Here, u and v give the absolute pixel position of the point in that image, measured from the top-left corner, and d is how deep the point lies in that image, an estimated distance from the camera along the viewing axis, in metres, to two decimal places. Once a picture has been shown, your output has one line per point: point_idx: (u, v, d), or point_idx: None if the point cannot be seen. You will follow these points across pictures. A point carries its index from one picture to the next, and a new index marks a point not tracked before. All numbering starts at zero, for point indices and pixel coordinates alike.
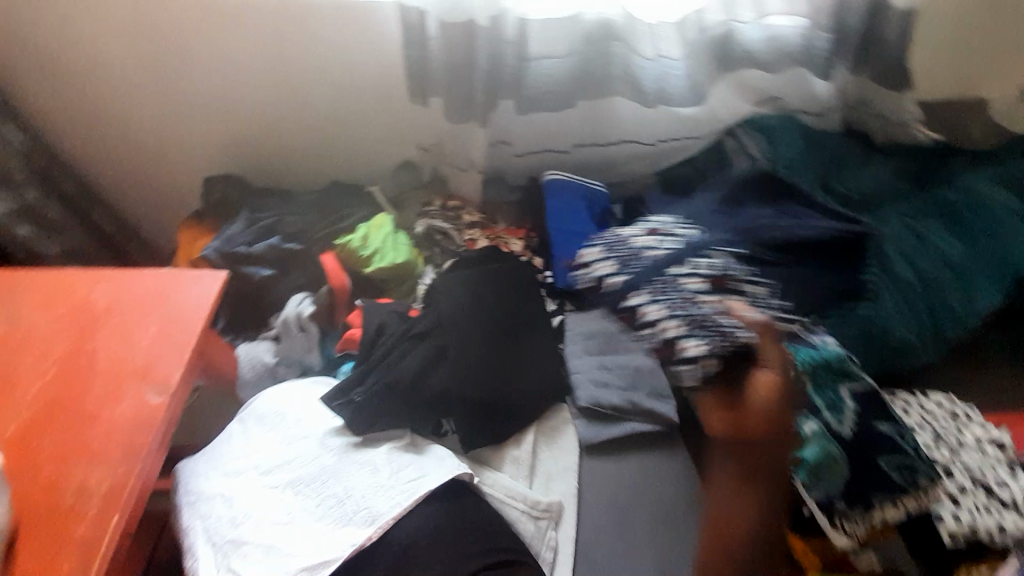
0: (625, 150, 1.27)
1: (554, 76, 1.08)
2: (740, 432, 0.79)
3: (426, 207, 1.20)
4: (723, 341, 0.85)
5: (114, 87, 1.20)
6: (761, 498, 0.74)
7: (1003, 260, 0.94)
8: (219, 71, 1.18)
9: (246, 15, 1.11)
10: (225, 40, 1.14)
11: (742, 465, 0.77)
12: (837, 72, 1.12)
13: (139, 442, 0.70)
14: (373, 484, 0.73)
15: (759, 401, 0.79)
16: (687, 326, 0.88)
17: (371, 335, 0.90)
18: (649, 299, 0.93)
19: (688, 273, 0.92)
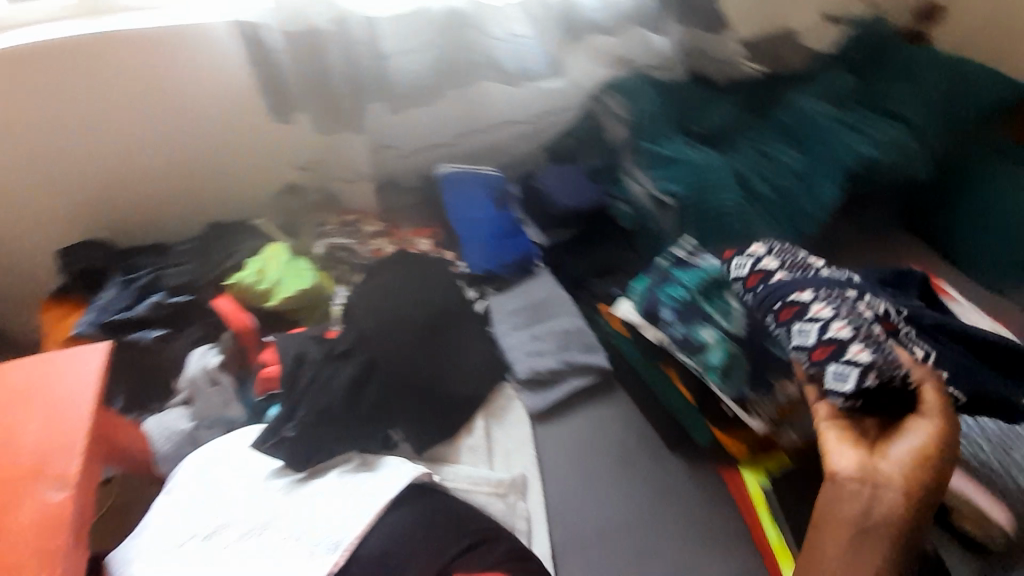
0: (507, 131, 1.32)
1: (418, 73, 1.08)
2: (874, 479, 0.62)
3: (322, 227, 1.17)
4: (894, 368, 0.63)
5: None
6: (881, 569, 0.60)
7: (835, 159, 1.14)
8: (39, 128, 1.02)
9: (48, 57, 0.97)
10: (29, 90, 0.98)
11: (865, 523, 0.61)
12: (670, 26, 1.25)
13: (52, 547, 0.61)
14: (331, 511, 0.70)
15: (916, 450, 0.61)
16: (859, 333, 0.64)
17: (291, 367, 0.85)
18: (822, 299, 0.68)
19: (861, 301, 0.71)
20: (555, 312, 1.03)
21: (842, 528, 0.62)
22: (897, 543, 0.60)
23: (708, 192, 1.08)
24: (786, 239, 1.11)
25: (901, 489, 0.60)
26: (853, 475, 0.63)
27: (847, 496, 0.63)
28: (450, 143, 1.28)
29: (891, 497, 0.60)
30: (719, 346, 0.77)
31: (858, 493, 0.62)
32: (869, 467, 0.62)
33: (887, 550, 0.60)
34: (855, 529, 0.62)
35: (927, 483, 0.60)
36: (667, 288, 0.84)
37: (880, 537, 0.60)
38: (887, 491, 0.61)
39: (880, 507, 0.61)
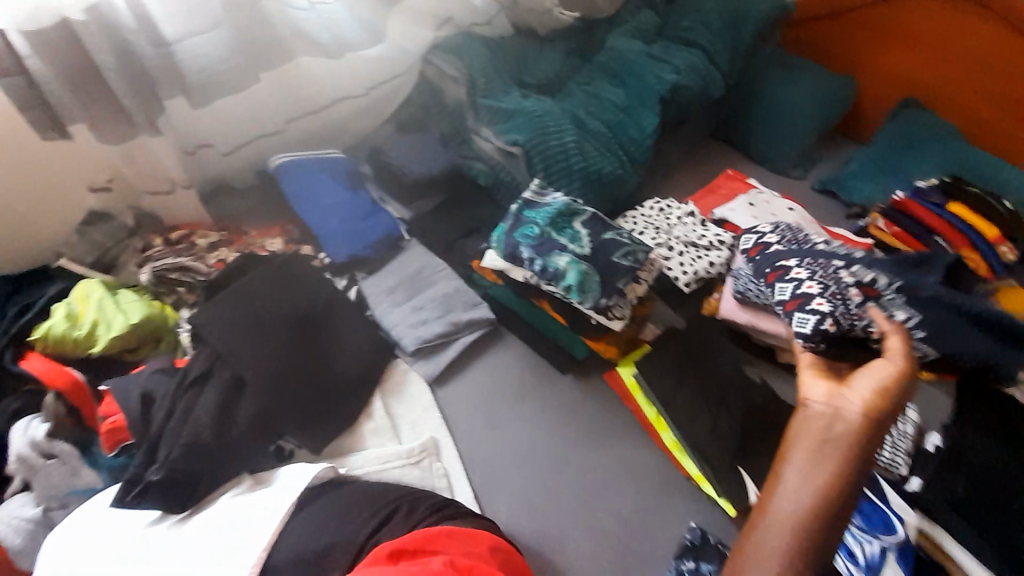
0: (342, 109, 1.21)
1: (214, 54, 0.96)
2: (842, 401, 0.69)
3: (146, 251, 1.01)
4: (851, 318, 0.80)
5: None
6: (833, 479, 0.63)
7: (649, 88, 1.27)
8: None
9: None
10: None
11: (830, 438, 0.66)
12: None
13: None
14: (228, 535, 0.66)
15: (877, 385, 0.70)
16: (826, 292, 0.83)
17: (139, 411, 0.76)
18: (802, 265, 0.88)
19: (846, 268, 0.85)
20: (432, 279, 1.04)
21: (809, 444, 0.67)
22: (856, 458, 0.64)
23: (548, 135, 1.14)
24: (623, 167, 1.21)
25: (862, 410, 0.67)
26: (823, 400, 0.70)
27: (816, 418, 0.69)
28: (281, 130, 1.16)
29: (851, 415, 0.67)
30: (572, 268, 0.85)
31: (826, 413, 0.69)
32: (840, 395, 0.70)
33: (845, 466, 0.64)
34: (819, 444, 0.66)
35: (883, 410, 0.67)
36: (522, 229, 0.90)
37: (836, 447, 0.65)
38: (846, 411, 0.68)
39: (841, 425, 0.67)
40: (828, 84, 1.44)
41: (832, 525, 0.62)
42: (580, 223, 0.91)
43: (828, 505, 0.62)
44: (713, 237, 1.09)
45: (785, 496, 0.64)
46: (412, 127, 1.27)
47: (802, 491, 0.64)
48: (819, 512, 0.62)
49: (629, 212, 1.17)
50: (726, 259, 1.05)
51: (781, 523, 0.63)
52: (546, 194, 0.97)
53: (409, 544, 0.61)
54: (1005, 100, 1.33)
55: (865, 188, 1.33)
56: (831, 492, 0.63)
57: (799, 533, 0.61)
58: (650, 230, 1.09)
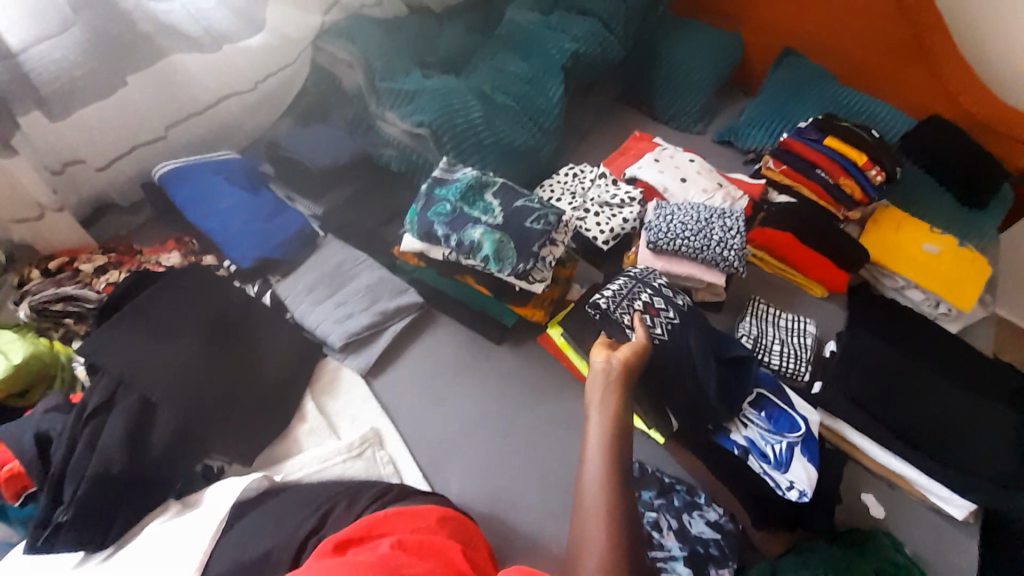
0: (231, 105, 1.12)
1: (69, 57, 0.87)
2: (612, 361, 0.80)
3: (23, 285, 0.91)
4: (620, 311, 0.91)
5: None
6: (612, 420, 0.75)
7: (550, 58, 1.28)
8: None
9: None
10: None
11: (607, 391, 0.78)
12: None
13: None
14: (157, 560, 0.63)
15: (633, 347, 0.83)
16: (619, 292, 0.93)
17: (36, 455, 0.70)
18: (625, 275, 0.97)
19: (650, 291, 0.94)
20: (353, 272, 1.02)
21: (595, 398, 0.78)
22: (623, 401, 0.77)
23: (454, 112, 1.11)
24: (534, 137, 1.22)
25: (625, 362, 0.81)
26: (602, 358, 0.81)
27: (599, 382, 0.79)
28: (164, 136, 1.05)
29: (619, 367, 0.80)
30: (487, 239, 0.87)
31: (603, 369, 0.80)
32: (610, 356, 0.81)
33: (622, 406, 0.77)
34: (603, 398, 0.77)
35: (638, 360, 0.82)
36: (434, 207, 0.90)
37: (611, 394, 0.78)
38: (617, 365, 0.80)
39: (609, 383, 0.79)
40: (716, 39, 1.52)
41: (621, 458, 0.73)
42: (491, 194, 0.92)
43: (616, 450, 0.73)
44: (624, 194, 1.13)
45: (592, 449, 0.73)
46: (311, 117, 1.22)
47: (601, 441, 0.73)
48: (613, 461, 0.72)
49: (546, 180, 1.20)
50: (639, 214, 1.11)
51: (590, 484, 0.70)
52: (455, 170, 0.97)
53: (355, 531, 0.61)
54: (873, 35, 1.42)
55: (757, 134, 1.43)
56: (617, 445, 0.74)
57: (603, 486, 0.70)
58: (566, 196, 1.13)
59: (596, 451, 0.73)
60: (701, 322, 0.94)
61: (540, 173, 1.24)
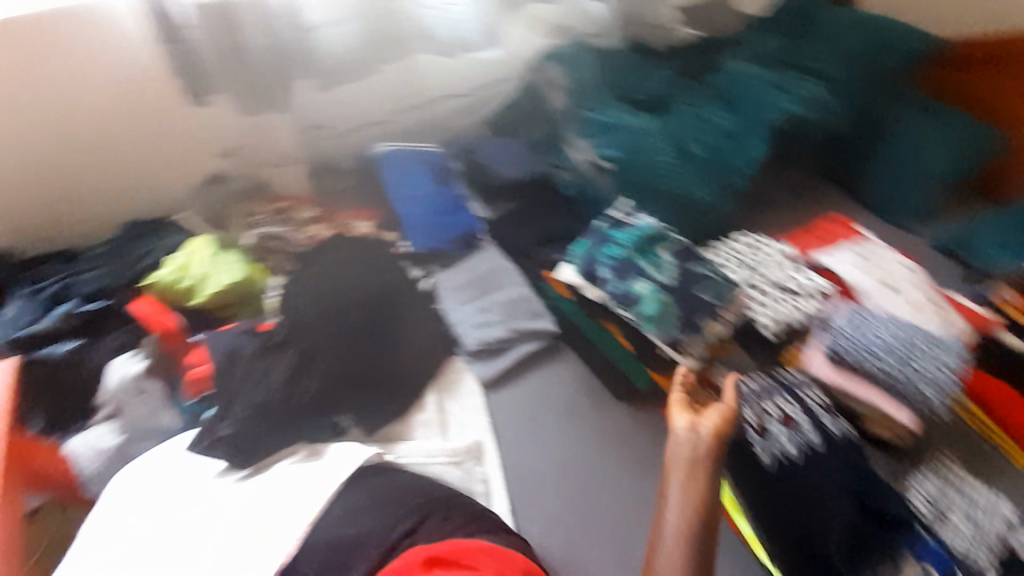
0: (447, 105, 1.26)
1: (346, 45, 1.02)
2: (698, 431, 0.75)
3: (251, 216, 1.11)
4: (747, 408, 0.89)
5: None
6: (696, 500, 0.71)
7: (769, 112, 1.07)
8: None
9: None
10: None
11: (694, 466, 0.73)
12: None
13: None
14: (281, 497, 0.70)
15: (720, 413, 0.76)
16: (753, 392, 0.89)
17: (223, 362, 0.85)
18: (768, 375, 0.91)
19: (791, 403, 0.87)
20: (501, 283, 1.06)
21: (681, 471, 0.74)
22: (712, 477, 0.73)
23: (646, 153, 1.06)
24: (721, 195, 1.06)
25: (712, 436, 0.74)
26: (684, 427, 0.76)
27: (684, 453, 0.74)
28: (386, 120, 1.23)
29: (705, 441, 0.74)
30: (652, 297, 0.83)
31: (688, 441, 0.75)
32: (695, 423, 0.75)
33: (710, 484, 0.72)
34: (686, 475, 0.73)
35: (728, 432, 0.75)
36: (602, 247, 0.90)
37: (697, 472, 0.73)
38: (702, 438, 0.75)
39: (694, 460, 0.74)
40: None
41: (705, 538, 0.69)
42: (666, 250, 0.88)
43: (700, 533, 0.69)
44: (808, 283, 0.92)
45: (673, 525, 0.70)
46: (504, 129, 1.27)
47: (682, 521, 0.70)
48: (694, 544, 0.68)
49: (715, 242, 1.03)
50: (822, 310, 0.89)
51: (666, 562, 0.68)
52: (636, 216, 0.94)
53: (445, 553, 0.60)
54: None
55: None
56: (701, 526, 0.69)
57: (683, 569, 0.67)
58: (733, 266, 0.97)
59: (675, 534, 0.69)
60: (851, 460, 0.81)
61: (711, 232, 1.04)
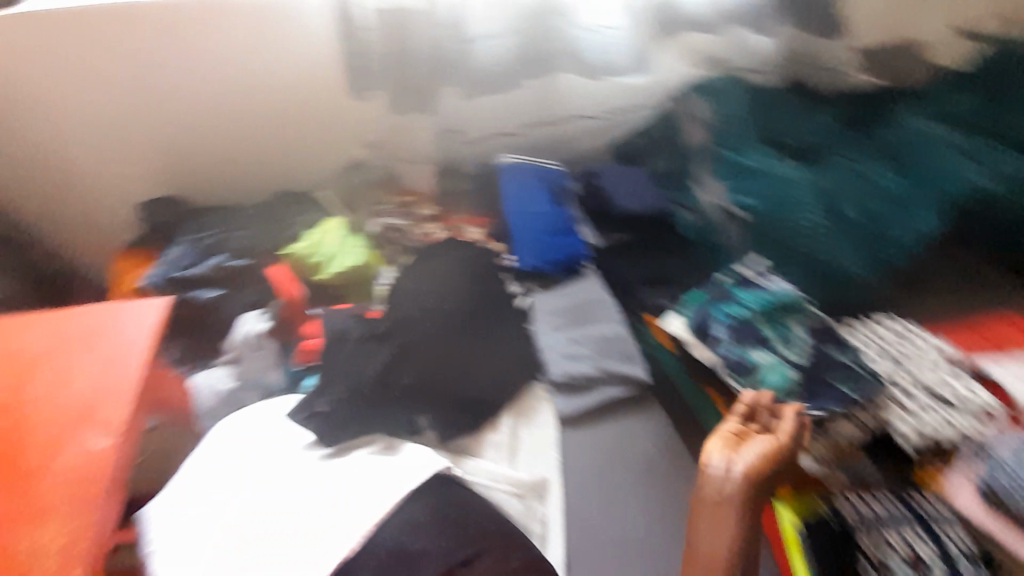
0: (580, 126, 1.24)
1: (497, 57, 1.11)
2: (731, 470, 0.77)
3: (378, 206, 1.20)
4: (862, 535, 0.76)
5: (20, 105, 1.05)
6: (728, 537, 0.74)
7: (946, 182, 0.88)
8: (131, 74, 1.07)
9: (173, 32, 1.04)
10: (162, 54, 1.06)
11: (728, 502, 0.76)
12: (779, 29, 1.09)
13: (92, 491, 0.68)
14: (355, 488, 0.74)
15: (761, 453, 0.77)
16: (873, 516, 0.76)
17: (333, 340, 0.92)
18: (900, 501, 0.76)
19: (923, 543, 0.73)
20: (597, 316, 1.03)
21: (710, 505, 0.77)
22: (746, 513, 0.75)
23: (785, 207, 0.94)
24: (873, 270, 0.87)
25: (748, 476, 0.76)
26: (718, 464, 0.78)
27: (718, 490, 0.77)
28: (519, 133, 1.22)
29: (740, 480, 0.76)
30: (777, 373, 0.82)
31: (721, 478, 0.77)
32: (732, 461, 0.78)
33: (742, 520, 0.75)
34: (720, 511, 0.76)
35: (767, 474, 0.76)
36: (725, 304, 0.89)
37: (729, 510, 0.75)
38: (738, 477, 0.76)
39: (723, 499, 0.76)
40: None
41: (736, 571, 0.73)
42: (801, 325, 0.85)
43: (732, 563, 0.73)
44: (968, 396, 0.72)
45: (703, 558, 0.74)
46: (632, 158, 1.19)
47: (714, 555, 0.74)
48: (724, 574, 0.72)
49: (849, 319, 0.84)
50: (981, 434, 0.70)
51: None
52: (768, 277, 0.90)
53: None
54: None
55: None
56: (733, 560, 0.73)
57: None
58: (868, 354, 0.79)
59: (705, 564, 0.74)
60: None
61: (843, 304, 0.86)
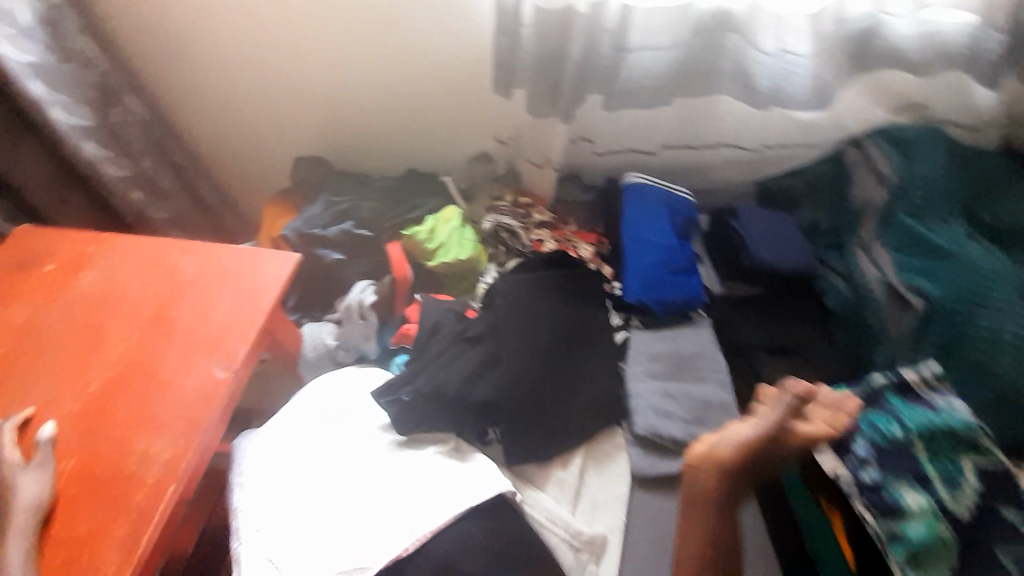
0: (724, 153, 1.19)
1: (652, 70, 0.99)
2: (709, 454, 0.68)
3: (495, 201, 1.17)
4: None
5: (210, 59, 1.15)
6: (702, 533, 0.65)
7: None
8: (306, 45, 1.12)
9: (350, 10, 1.06)
10: (335, 30, 1.09)
11: (704, 497, 0.67)
12: (1006, 81, 0.97)
13: (199, 418, 0.73)
14: (419, 489, 0.75)
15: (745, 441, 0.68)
16: None
17: (427, 333, 0.94)
18: None
19: None
20: (702, 374, 0.91)
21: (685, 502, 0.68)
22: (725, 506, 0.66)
23: (977, 305, 0.84)
24: None
25: (729, 462, 0.67)
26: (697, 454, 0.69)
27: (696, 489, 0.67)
28: (653, 153, 1.21)
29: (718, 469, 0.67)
30: (923, 520, 0.69)
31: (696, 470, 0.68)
32: (712, 449, 0.69)
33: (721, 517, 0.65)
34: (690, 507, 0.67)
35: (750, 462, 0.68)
36: (875, 414, 0.78)
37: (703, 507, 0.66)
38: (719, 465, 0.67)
39: (698, 496, 0.67)
40: None
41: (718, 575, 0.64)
42: (971, 468, 0.72)
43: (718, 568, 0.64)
44: None
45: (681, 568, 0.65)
46: (776, 200, 1.14)
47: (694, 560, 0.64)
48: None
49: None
50: None
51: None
52: (938, 392, 0.78)
53: None
54: None
55: None
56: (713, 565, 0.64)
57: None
58: None
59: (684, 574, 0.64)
60: None
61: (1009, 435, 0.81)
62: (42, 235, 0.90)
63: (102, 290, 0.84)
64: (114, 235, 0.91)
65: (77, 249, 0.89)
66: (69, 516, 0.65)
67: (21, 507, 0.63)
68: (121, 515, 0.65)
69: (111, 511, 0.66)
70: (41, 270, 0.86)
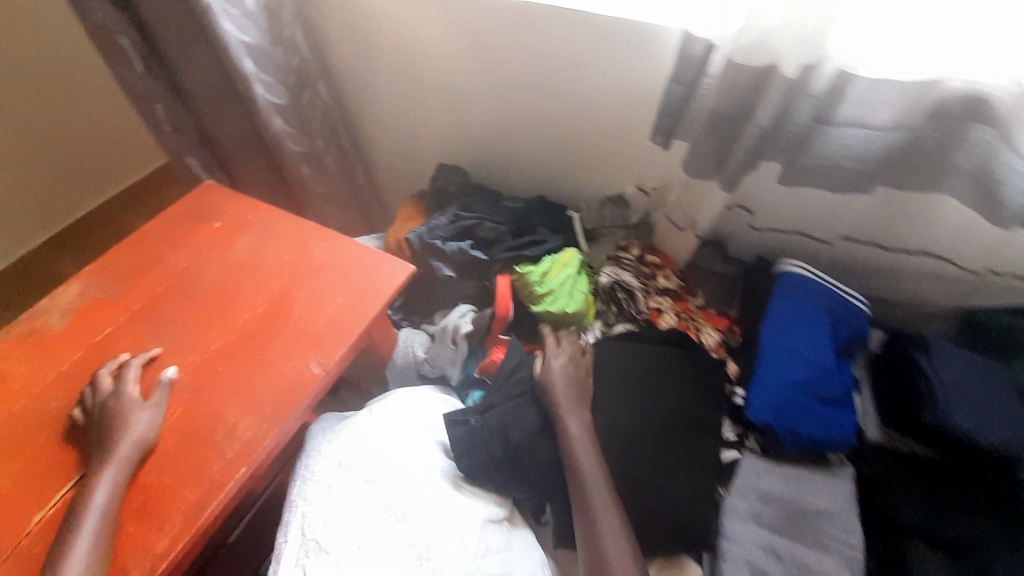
0: (921, 263, 0.96)
1: (856, 151, 0.81)
2: None
3: (620, 253, 1.08)
4: None
5: (381, 62, 1.20)
6: None
7: None
8: (472, 64, 1.11)
9: (521, 37, 1.03)
10: (503, 53, 1.07)
11: None
12: None
13: (286, 407, 0.76)
14: (459, 562, 0.70)
15: None
16: None
17: (508, 369, 0.91)
18: None
19: None
20: (824, 544, 0.74)
21: None
22: None
23: None
24: None
25: None
26: None
27: None
28: (825, 243, 1.02)
29: None
30: None
31: None
32: None
33: None
34: None
35: None
36: None
37: None
38: None
39: None
40: None
41: None
42: None
43: None
44: None
45: None
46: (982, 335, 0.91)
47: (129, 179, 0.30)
48: None
49: None
50: None
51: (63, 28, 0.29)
52: None
53: None
54: None
55: None
56: None
57: None
58: None
59: None
60: None
61: None
62: (216, 195, 1.01)
63: (248, 258, 0.92)
64: (271, 208, 0.99)
65: (240, 213, 0.98)
66: (159, 466, 0.71)
67: (131, 438, 0.71)
68: (198, 481, 0.70)
69: (192, 472, 0.71)
70: (210, 225, 0.97)
